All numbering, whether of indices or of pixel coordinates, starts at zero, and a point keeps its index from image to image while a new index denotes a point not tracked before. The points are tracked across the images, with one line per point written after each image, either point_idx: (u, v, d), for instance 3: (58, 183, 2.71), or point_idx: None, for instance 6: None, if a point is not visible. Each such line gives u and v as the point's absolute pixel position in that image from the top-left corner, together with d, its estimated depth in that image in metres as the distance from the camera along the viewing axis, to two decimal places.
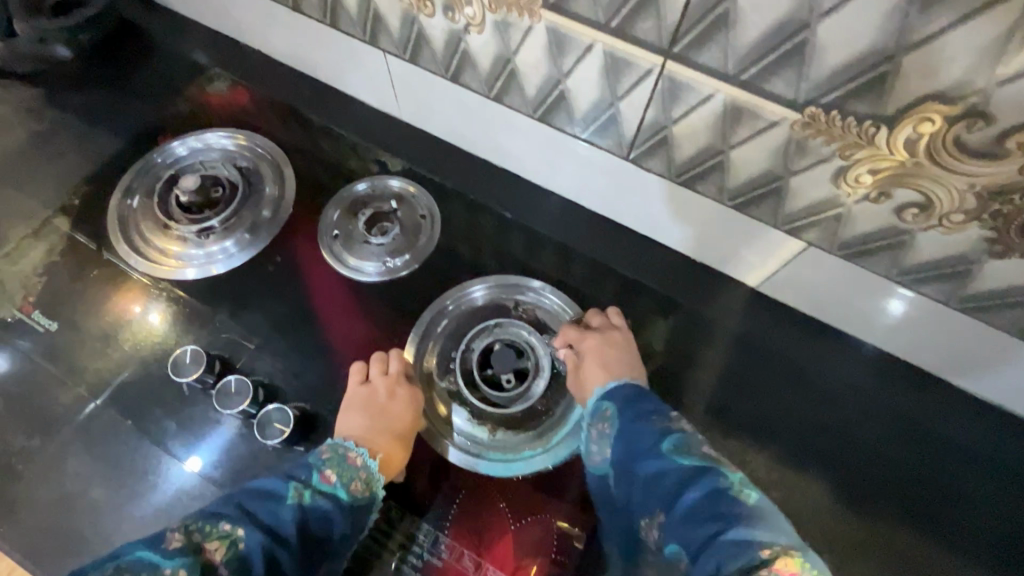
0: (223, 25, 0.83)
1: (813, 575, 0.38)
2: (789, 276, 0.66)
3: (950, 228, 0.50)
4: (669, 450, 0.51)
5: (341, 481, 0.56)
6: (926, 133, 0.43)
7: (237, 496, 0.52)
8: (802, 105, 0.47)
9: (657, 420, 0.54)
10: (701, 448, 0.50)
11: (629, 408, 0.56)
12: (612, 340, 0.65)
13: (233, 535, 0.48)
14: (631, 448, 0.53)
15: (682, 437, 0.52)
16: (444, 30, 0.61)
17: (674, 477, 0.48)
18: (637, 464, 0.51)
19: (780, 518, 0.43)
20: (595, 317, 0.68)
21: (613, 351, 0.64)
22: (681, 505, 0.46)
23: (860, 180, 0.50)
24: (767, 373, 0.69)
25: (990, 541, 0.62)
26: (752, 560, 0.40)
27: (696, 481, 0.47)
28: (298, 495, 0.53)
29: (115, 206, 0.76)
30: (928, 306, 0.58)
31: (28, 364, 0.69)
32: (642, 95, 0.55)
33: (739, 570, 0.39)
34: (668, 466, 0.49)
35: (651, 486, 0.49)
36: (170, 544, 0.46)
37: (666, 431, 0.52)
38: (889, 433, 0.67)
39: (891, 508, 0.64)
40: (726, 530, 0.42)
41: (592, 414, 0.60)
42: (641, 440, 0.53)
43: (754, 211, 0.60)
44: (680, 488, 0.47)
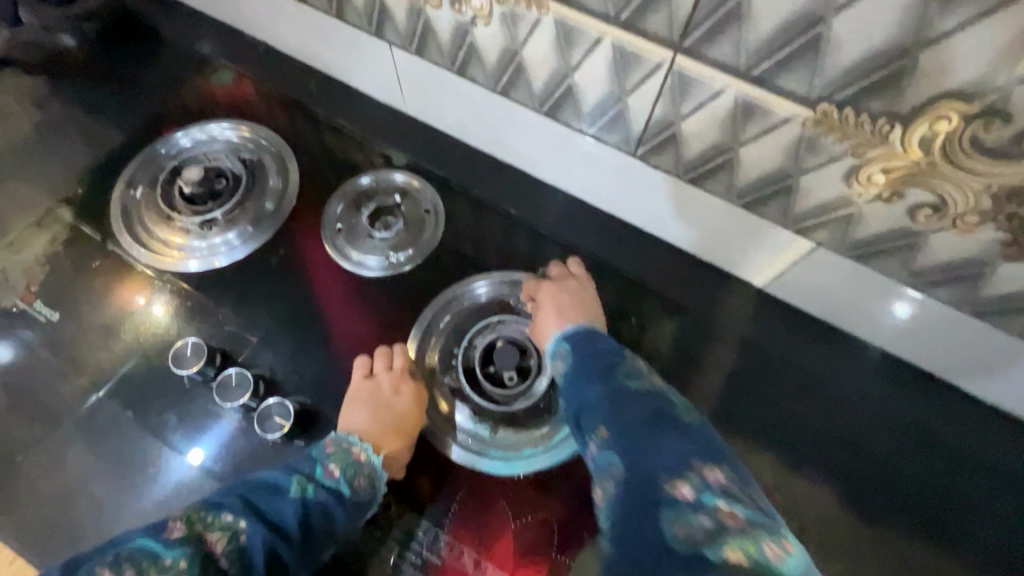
0: (228, 16, 0.83)
1: (735, 486, 0.43)
2: (797, 276, 0.65)
3: (963, 230, 0.49)
4: (620, 376, 0.53)
5: (344, 476, 0.56)
6: (942, 132, 0.42)
7: (241, 487, 0.53)
8: (815, 102, 0.46)
9: (610, 355, 0.56)
10: (650, 380, 0.54)
11: (584, 343, 0.58)
12: (567, 288, 0.66)
13: (234, 528, 0.49)
14: (585, 376, 0.55)
15: (632, 369, 0.55)
16: (451, 22, 0.61)
17: (624, 396, 0.51)
18: (586, 386, 0.54)
19: (711, 441, 0.47)
20: (554, 268, 0.70)
21: (567, 297, 0.65)
22: (625, 421, 0.49)
23: (873, 180, 0.49)
24: (772, 375, 0.68)
25: (997, 547, 0.61)
26: (687, 468, 0.43)
27: (640, 402, 0.50)
28: (301, 488, 0.54)
29: (118, 197, 0.76)
30: (936, 307, 0.57)
31: (30, 354, 0.69)
32: (650, 90, 0.54)
33: (675, 475, 0.42)
34: (614, 389, 0.52)
35: (597, 405, 0.52)
36: (172, 533, 0.47)
37: (618, 363, 0.55)
38: (894, 435, 0.66)
39: (897, 512, 0.63)
40: (667, 441, 0.46)
41: (551, 352, 0.61)
42: (596, 368, 0.55)
43: (762, 210, 0.59)
44: (625, 408, 0.50)
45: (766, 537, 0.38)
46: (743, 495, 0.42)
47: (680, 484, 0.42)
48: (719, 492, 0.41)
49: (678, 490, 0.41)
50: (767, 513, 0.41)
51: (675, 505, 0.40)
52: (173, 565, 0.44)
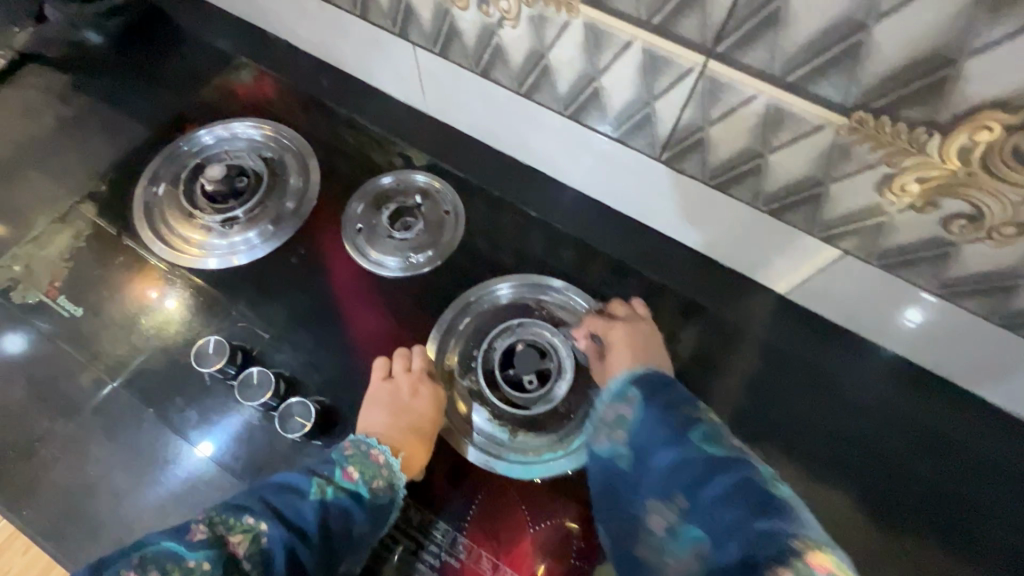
0: (251, 14, 0.83)
1: (842, 568, 0.39)
2: (821, 284, 0.64)
3: (999, 241, 0.48)
4: (698, 438, 0.52)
5: (363, 479, 0.56)
6: (982, 142, 0.41)
7: (261, 490, 0.53)
8: (850, 109, 0.45)
9: (686, 411, 0.54)
10: (733, 441, 0.52)
11: (658, 391, 0.56)
12: (637, 327, 0.65)
13: (256, 530, 0.49)
14: (661, 435, 0.53)
15: (712, 429, 0.53)
16: (477, 24, 0.60)
17: (701, 464, 0.50)
18: (661, 447, 0.53)
19: (806, 515, 0.44)
20: (620, 306, 0.68)
21: (639, 338, 0.64)
22: (709, 494, 0.47)
23: (906, 189, 0.48)
24: (794, 383, 0.68)
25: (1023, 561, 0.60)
26: (786, 548, 0.40)
27: (725, 472, 0.48)
28: (321, 491, 0.54)
29: (140, 193, 0.76)
30: (966, 319, 0.56)
31: (54, 349, 0.69)
32: (679, 95, 0.53)
33: (775, 555, 0.39)
34: (693, 454, 0.50)
35: (675, 472, 0.51)
36: (196, 536, 0.47)
37: (696, 422, 0.53)
38: (915, 447, 0.65)
39: (919, 525, 0.62)
40: (756, 518, 0.43)
41: (613, 395, 0.58)
42: (674, 426, 0.53)
43: (790, 217, 0.58)
44: (708, 480, 0.48)
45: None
46: None
47: (779, 569, 0.39)
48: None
49: (777, 574, 0.38)
50: None
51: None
52: (197, 566, 0.45)
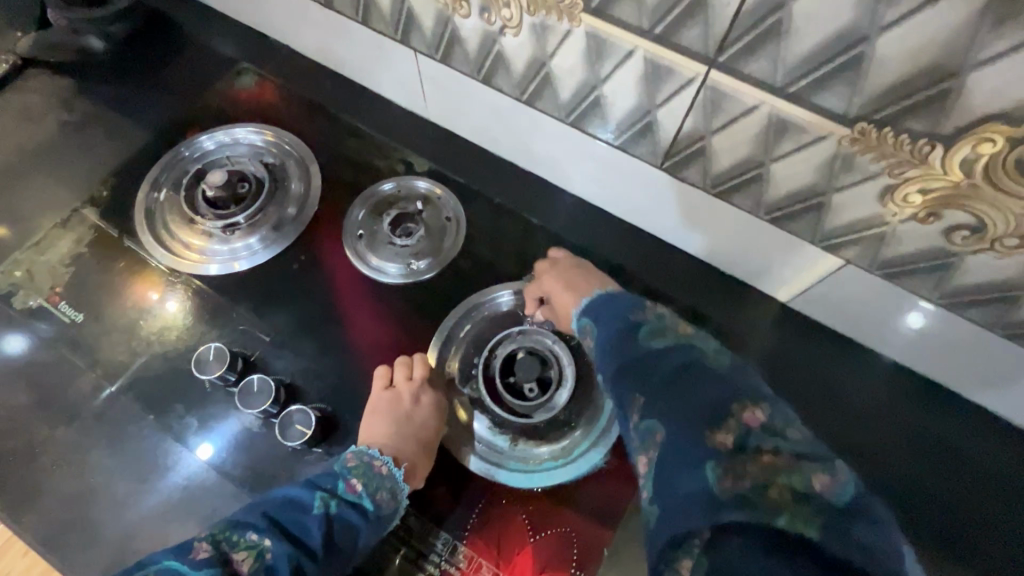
0: (254, 20, 0.83)
1: (778, 421, 0.39)
2: (823, 293, 0.64)
3: (1002, 252, 0.47)
4: (644, 333, 0.48)
5: (367, 491, 0.56)
6: (986, 154, 0.41)
7: (265, 505, 0.53)
8: (854, 120, 0.45)
9: (630, 316, 0.50)
10: (677, 326, 0.48)
11: (605, 309, 0.53)
12: (563, 268, 0.65)
13: (259, 547, 0.50)
14: (612, 342, 0.49)
15: (656, 322, 0.49)
16: (479, 31, 0.60)
17: (648, 355, 0.46)
18: (612, 348, 0.49)
19: (746, 378, 0.42)
20: (540, 262, 0.68)
21: (570, 276, 0.64)
22: (655, 379, 0.44)
23: (909, 200, 0.48)
24: (795, 391, 0.67)
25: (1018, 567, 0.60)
26: (723, 413, 0.40)
27: (671, 355, 0.45)
28: (324, 505, 0.54)
29: (142, 199, 0.76)
30: (968, 328, 0.56)
31: (55, 355, 0.69)
32: (681, 103, 0.53)
33: (712, 422, 0.39)
34: (639, 347, 0.47)
35: (625, 368, 0.46)
36: (198, 554, 0.48)
37: (642, 319, 0.49)
38: (913, 453, 0.65)
39: (915, 531, 0.62)
40: (701, 390, 0.41)
41: (579, 331, 0.57)
42: (622, 332, 0.49)
43: (792, 226, 0.58)
44: (657, 368, 0.44)
45: (812, 470, 0.36)
46: (790, 429, 0.39)
47: (720, 433, 0.39)
48: (762, 432, 0.39)
49: (718, 439, 0.38)
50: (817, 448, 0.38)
51: (718, 455, 0.38)
52: None
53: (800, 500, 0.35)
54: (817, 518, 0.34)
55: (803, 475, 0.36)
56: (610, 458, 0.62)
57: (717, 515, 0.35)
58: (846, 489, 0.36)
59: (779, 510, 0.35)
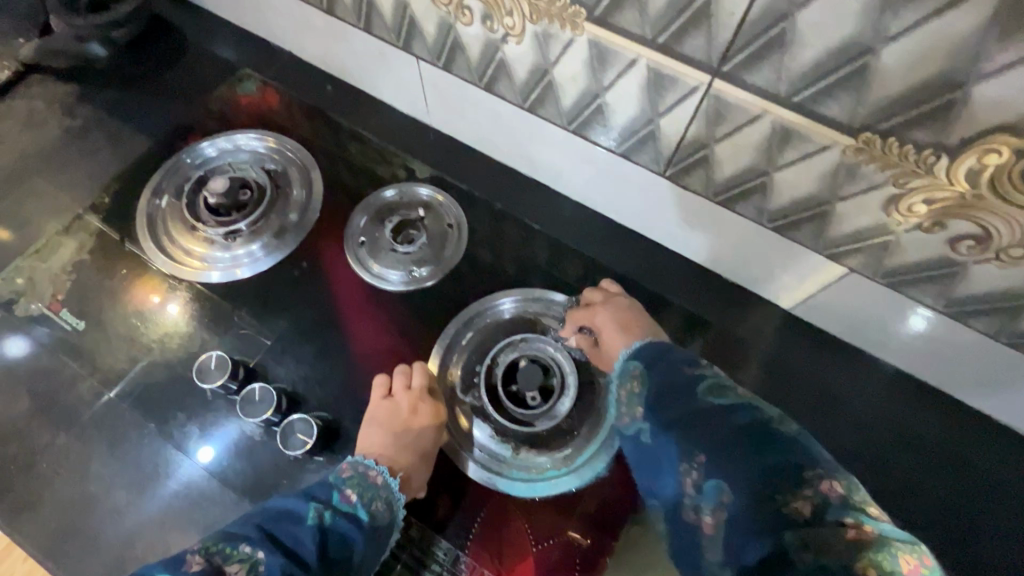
0: (256, 27, 0.83)
1: (854, 493, 0.39)
2: (826, 301, 0.64)
3: (1007, 262, 0.47)
4: (703, 389, 0.47)
5: (362, 501, 0.55)
6: (991, 165, 0.41)
7: (259, 517, 0.51)
8: (857, 130, 0.45)
9: (687, 369, 0.50)
10: (736, 386, 0.48)
11: (658, 357, 0.53)
12: (618, 304, 0.63)
13: (253, 558, 0.47)
14: (668, 393, 0.48)
15: (714, 380, 0.49)
16: (481, 39, 0.60)
17: (709, 414, 0.45)
18: (668, 401, 0.48)
19: (815, 445, 0.42)
20: (593, 291, 0.66)
21: (624, 316, 0.62)
22: (720, 440, 0.43)
23: (913, 210, 0.48)
24: (798, 399, 0.67)
25: None
26: (798, 481, 0.39)
27: (734, 415, 0.45)
28: (319, 516, 0.52)
29: (143, 205, 0.76)
30: (973, 338, 0.56)
31: (56, 362, 0.69)
32: (685, 112, 0.53)
33: (788, 489, 0.39)
34: (699, 403, 0.46)
35: (685, 424, 0.46)
36: (191, 566, 0.46)
37: (699, 375, 0.49)
38: (919, 461, 0.64)
39: (923, 540, 0.61)
40: (773, 458, 0.41)
41: (619, 373, 0.54)
42: (677, 385, 0.49)
43: (795, 234, 0.58)
44: (724, 427, 0.44)
45: (901, 548, 0.35)
46: (867, 504, 0.38)
47: (797, 503, 0.38)
48: (840, 503, 0.38)
49: (795, 509, 0.38)
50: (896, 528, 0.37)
51: (797, 526, 0.37)
52: None
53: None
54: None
55: (891, 556, 0.34)
56: (613, 468, 0.61)
57: None
58: (934, 573, 0.34)
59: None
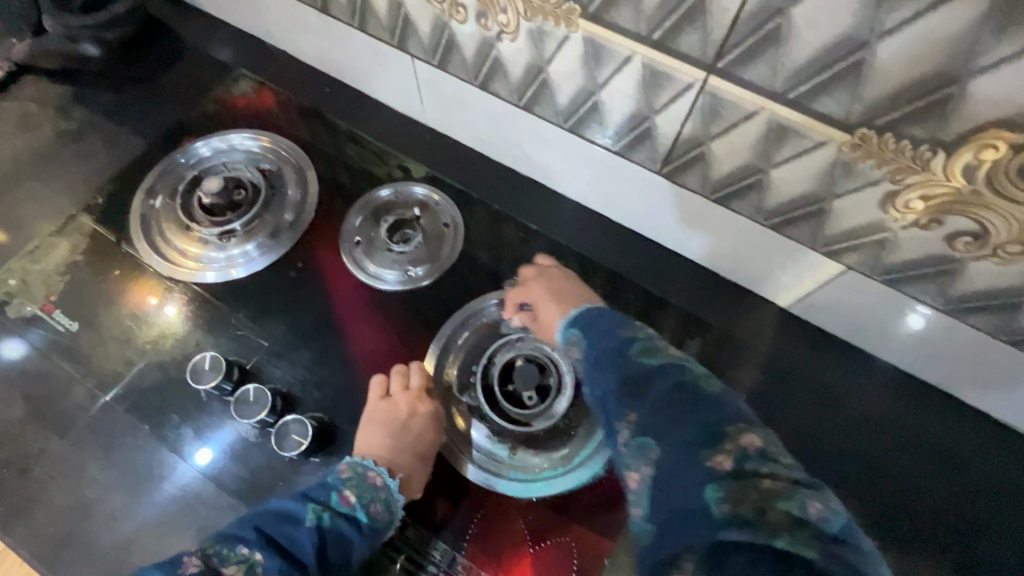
0: (252, 27, 0.83)
1: (771, 446, 0.40)
2: (823, 299, 0.64)
3: (1005, 259, 0.47)
4: (635, 352, 0.48)
5: (361, 503, 0.55)
6: (988, 160, 0.41)
7: (257, 517, 0.52)
8: (854, 127, 0.44)
9: (620, 334, 0.50)
10: (666, 346, 0.48)
11: (594, 325, 0.53)
12: (553, 278, 0.65)
13: (250, 560, 0.49)
14: (604, 359, 0.49)
15: (647, 342, 0.49)
16: (476, 37, 0.60)
17: (639, 375, 0.46)
18: (603, 367, 0.48)
19: (739, 402, 0.43)
20: (529, 267, 0.68)
21: (558, 287, 0.63)
22: (649, 400, 0.44)
23: (910, 207, 0.47)
24: (796, 397, 0.67)
25: None
26: (719, 436, 0.40)
27: (662, 376, 0.45)
28: (317, 517, 0.53)
29: (137, 206, 0.76)
30: (971, 335, 0.56)
31: (50, 364, 0.69)
32: (680, 109, 0.53)
33: (709, 445, 0.39)
34: (631, 366, 0.47)
35: (619, 388, 0.46)
36: (187, 569, 0.47)
37: (632, 338, 0.49)
38: (917, 459, 0.64)
39: (921, 539, 0.61)
40: (696, 414, 0.41)
41: (564, 342, 0.56)
42: (612, 351, 0.49)
43: (792, 232, 0.57)
44: (653, 388, 0.44)
45: (808, 496, 0.36)
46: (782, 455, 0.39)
47: (716, 456, 0.39)
48: (758, 456, 0.38)
49: (715, 462, 0.38)
50: (810, 478, 0.38)
51: (718, 479, 0.37)
52: None
53: (797, 524, 0.35)
54: (813, 543, 0.34)
55: (800, 501, 0.36)
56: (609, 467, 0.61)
57: (713, 535, 0.35)
58: (838, 515, 0.36)
59: (777, 531, 0.34)
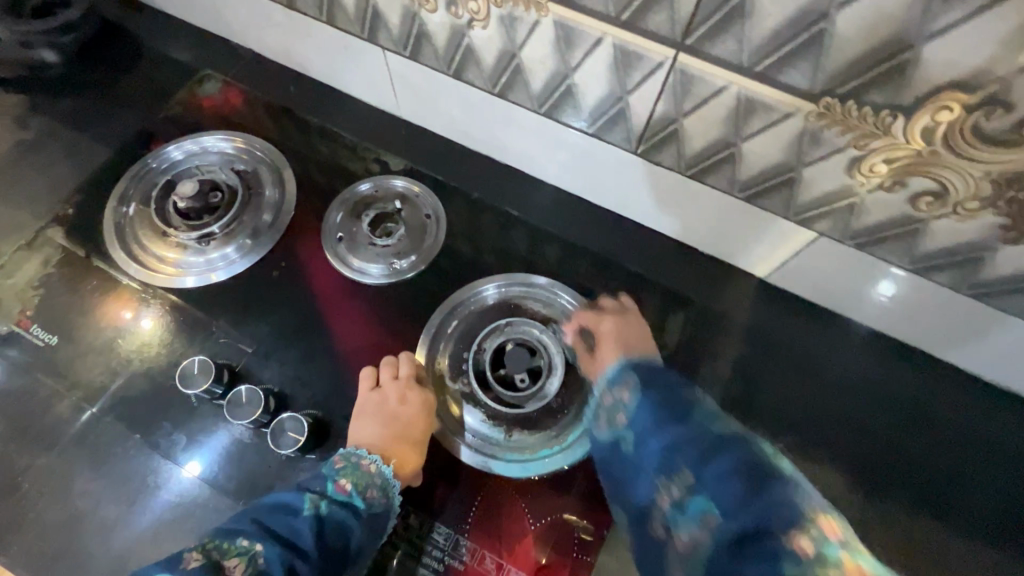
0: (218, 27, 0.82)
1: (847, 532, 0.41)
2: (797, 266, 0.66)
3: (964, 215, 0.49)
4: (699, 419, 0.50)
5: (357, 490, 0.55)
6: (944, 121, 0.43)
7: (255, 511, 0.52)
8: (818, 96, 0.46)
9: (682, 396, 0.52)
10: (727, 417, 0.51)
11: (647, 372, 0.55)
12: (627, 322, 0.63)
13: (252, 551, 0.49)
14: (658, 409, 0.52)
15: (708, 411, 0.51)
16: (446, 26, 0.60)
17: (704, 443, 0.48)
18: (663, 427, 0.50)
19: (809, 485, 0.44)
20: (607, 301, 0.67)
21: (626, 333, 0.62)
22: (716, 468, 0.46)
23: (875, 170, 0.49)
24: (776, 363, 0.69)
25: (994, 515, 0.62)
26: (799, 517, 0.41)
27: (730, 447, 0.47)
28: (314, 506, 0.53)
29: (110, 214, 0.74)
30: (936, 291, 0.58)
31: (31, 381, 0.67)
32: (652, 89, 0.54)
33: (788, 523, 0.41)
34: (696, 434, 0.49)
35: (681, 452, 0.48)
36: (188, 564, 0.46)
37: (694, 403, 0.52)
38: (890, 416, 0.67)
39: (899, 490, 0.64)
40: (768, 489, 0.43)
41: (611, 380, 0.56)
42: (670, 404, 0.51)
43: (765, 203, 0.59)
44: (717, 452, 0.47)
45: None
46: (859, 543, 0.41)
47: (795, 535, 0.40)
48: (839, 543, 0.40)
49: (797, 543, 0.39)
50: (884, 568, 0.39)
51: (799, 560, 0.39)
52: None
53: None
54: None
55: None
56: None
57: None
58: None
59: None
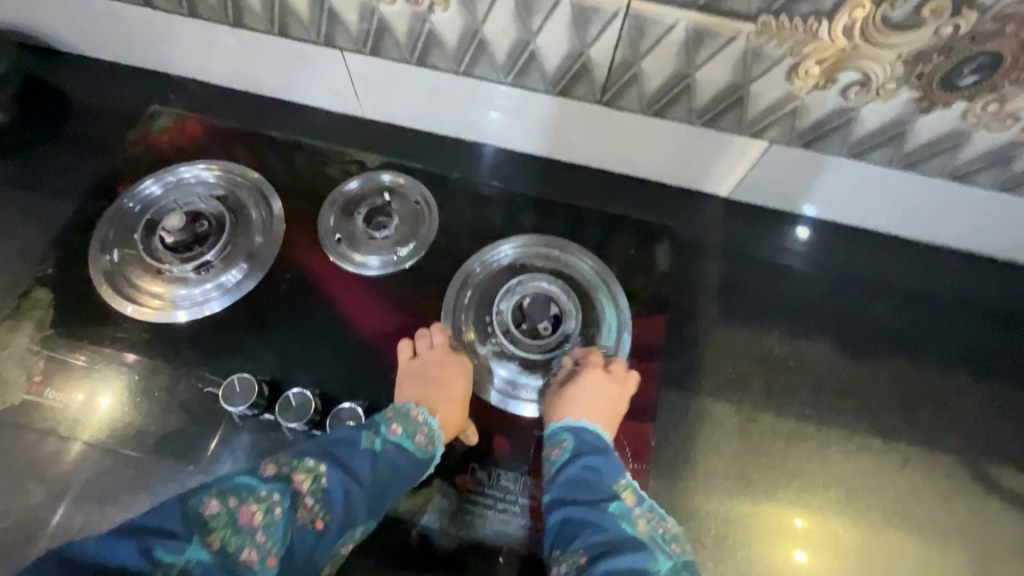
0: (160, 62, 0.81)
1: None
2: (756, 177, 0.75)
3: (885, 97, 0.59)
4: (615, 513, 0.53)
5: (406, 434, 0.58)
6: (859, 18, 0.51)
7: (320, 440, 0.56)
8: (755, 16, 0.54)
9: (606, 483, 0.55)
10: (643, 519, 0.53)
11: (586, 443, 0.59)
12: (606, 390, 0.63)
13: (317, 470, 0.52)
14: (578, 490, 0.55)
15: (626, 507, 0.54)
16: (407, 15, 0.64)
17: (608, 539, 0.50)
18: (578, 506, 0.53)
19: None
20: (615, 366, 0.65)
21: (597, 400, 0.62)
22: (608, 563, 0.48)
23: (810, 72, 0.58)
24: (755, 265, 0.77)
25: (957, 350, 0.73)
26: None
27: (631, 551, 0.49)
28: (370, 443, 0.56)
29: (94, 262, 0.72)
30: (876, 170, 0.68)
31: (59, 443, 0.65)
32: (610, 37, 0.60)
33: None
34: (606, 528, 0.51)
35: (586, 533, 0.51)
36: (266, 471, 0.51)
37: (616, 496, 0.54)
38: (859, 289, 0.76)
39: (881, 349, 0.73)
40: None
41: (551, 435, 0.61)
42: (590, 488, 0.54)
43: (722, 123, 0.67)
44: (614, 552, 0.49)
45: None
46: None
47: None
48: None
49: None
50: None
51: None
52: (269, 495, 0.48)
53: None
54: None
55: None
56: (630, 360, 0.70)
57: None
58: None
59: None
